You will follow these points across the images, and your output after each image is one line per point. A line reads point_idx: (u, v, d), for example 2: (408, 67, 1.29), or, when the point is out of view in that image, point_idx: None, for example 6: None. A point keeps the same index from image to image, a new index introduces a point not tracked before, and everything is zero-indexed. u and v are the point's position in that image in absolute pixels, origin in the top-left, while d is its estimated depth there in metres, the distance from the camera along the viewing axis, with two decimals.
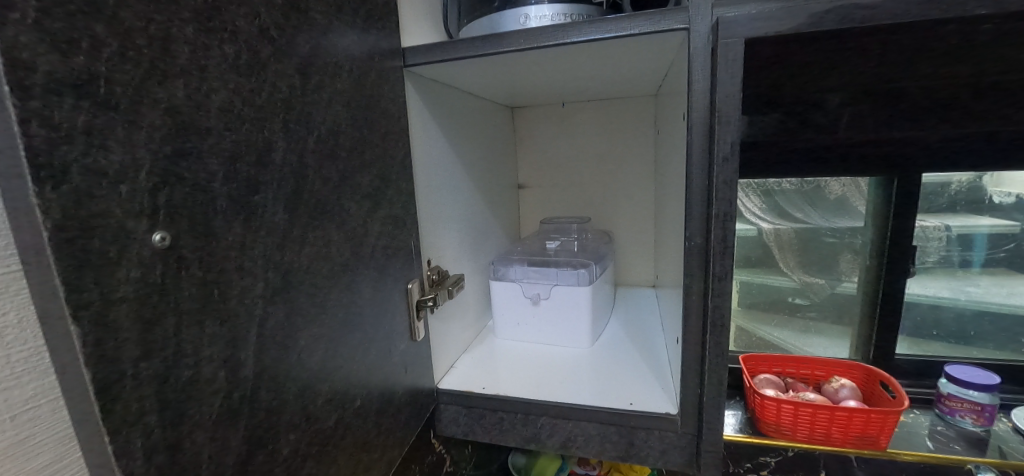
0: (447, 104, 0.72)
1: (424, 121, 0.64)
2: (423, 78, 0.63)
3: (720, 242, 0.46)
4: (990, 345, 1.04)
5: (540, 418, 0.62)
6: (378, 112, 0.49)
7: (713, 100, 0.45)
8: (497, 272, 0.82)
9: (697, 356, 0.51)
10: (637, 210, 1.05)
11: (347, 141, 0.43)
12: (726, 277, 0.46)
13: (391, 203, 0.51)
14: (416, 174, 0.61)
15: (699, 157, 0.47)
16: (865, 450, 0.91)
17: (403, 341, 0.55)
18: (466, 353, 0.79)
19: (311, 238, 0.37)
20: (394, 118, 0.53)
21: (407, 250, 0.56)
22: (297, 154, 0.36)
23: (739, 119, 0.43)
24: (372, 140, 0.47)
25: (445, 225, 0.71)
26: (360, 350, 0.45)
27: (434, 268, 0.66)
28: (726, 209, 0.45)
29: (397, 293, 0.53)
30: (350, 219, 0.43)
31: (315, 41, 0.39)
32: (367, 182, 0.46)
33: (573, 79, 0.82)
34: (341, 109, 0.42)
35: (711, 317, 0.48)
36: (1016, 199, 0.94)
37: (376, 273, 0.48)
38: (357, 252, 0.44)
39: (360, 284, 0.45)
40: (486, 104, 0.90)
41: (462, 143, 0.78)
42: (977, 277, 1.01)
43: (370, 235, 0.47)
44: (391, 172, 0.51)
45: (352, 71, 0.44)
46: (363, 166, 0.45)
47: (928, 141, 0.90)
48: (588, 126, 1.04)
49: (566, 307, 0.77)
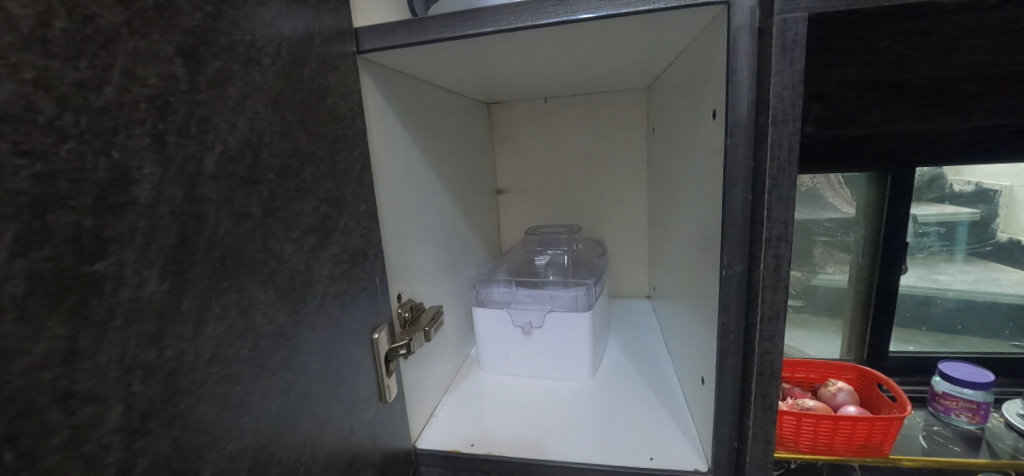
0: (414, 101, 0.59)
1: (387, 123, 0.51)
2: (384, 68, 0.50)
3: (771, 274, 0.36)
4: (976, 338, 1.01)
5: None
6: (322, 112, 0.36)
7: (764, 93, 0.35)
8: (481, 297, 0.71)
9: (734, 405, 0.42)
10: (629, 216, 0.96)
11: (273, 158, 0.30)
12: (779, 316, 0.37)
13: (347, 233, 0.39)
14: (379, 190, 0.48)
15: (742, 167, 0.37)
16: (868, 458, 0.86)
17: (370, 408, 0.42)
18: (447, 394, 0.67)
19: (216, 310, 0.25)
20: (346, 120, 0.40)
21: (372, 289, 0.43)
22: (182, 186, 0.23)
23: (800, 118, 0.33)
24: (314, 152, 0.34)
25: (418, 247, 0.59)
26: (309, 443, 0.32)
27: (406, 302, 0.53)
28: (780, 232, 0.35)
29: (360, 349, 0.41)
30: (284, 267, 0.30)
31: (214, 7, 0.26)
32: (307, 211, 0.33)
33: (559, 69, 0.71)
34: (262, 111, 0.29)
35: (757, 365, 0.38)
36: (976, 188, 0.92)
37: (328, 332, 0.35)
38: (297, 312, 0.31)
39: (306, 353, 0.32)
40: (458, 100, 0.78)
41: (434, 146, 0.66)
42: (952, 266, 0.98)
43: (315, 284, 0.34)
44: (343, 193, 0.38)
45: (281, 57, 0.31)
46: (302, 189, 0.33)
47: (929, 135, 0.86)
48: (573, 123, 0.93)
49: (562, 337, 0.67)
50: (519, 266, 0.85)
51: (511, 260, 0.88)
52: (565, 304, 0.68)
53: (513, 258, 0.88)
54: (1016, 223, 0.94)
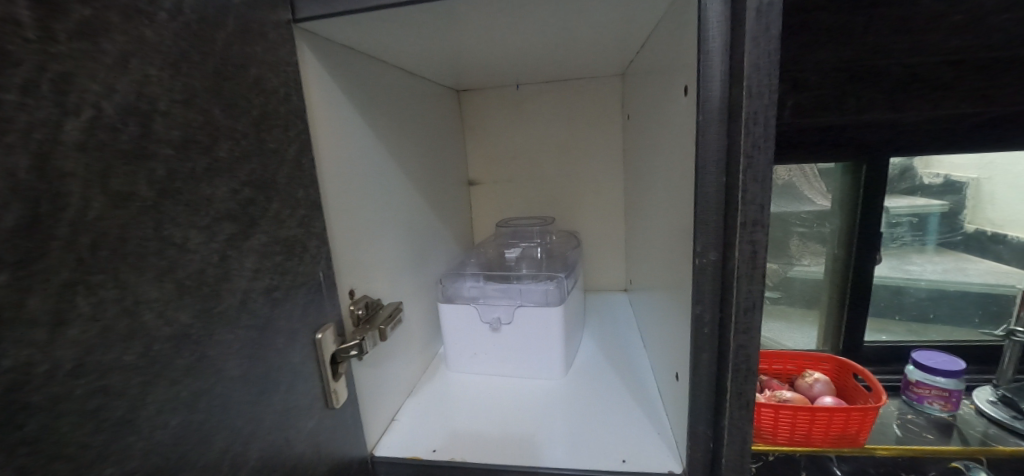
0: (369, 82, 0.55)
1: (335, 104, 0.47)
2: (330, 43, 0.46)
3: (746, 262, 0.34)
4: (948, 326, 1.02)
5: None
6: (244, 83, 0.31)
7: (738, 62, 0.32)
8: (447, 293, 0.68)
9: (708, 401, 0.40)
10: (605, 208, 0.94)
11: (172, 131, 0.25)
12: (755, 308, 0.34)
13: (279, 222, 0.34)
14: (326, 177, 0.44)
15: (716, 145, 0.34)
16: (845, 449, 0.85)
17: (313, 416, 0.38)
18: (411, 396, 0.63)
19: (84, 308, 0.21)
20: (280, 96, 0.36)
21: (314, 285, 0.39)
22: (29, 157, 0.19)
23: (776, 87, 0.30)
24: (232, 127, 0.30)
25: (375, 239, 0.54)
26: (228, 460, 0.28)
27: (360, 299, 0.49)
28: (756, 216, 0.33)
29: (298, 352, 0.36)
30: (188, 259, 0.26)
31: None
32: (222, 195, 0.29)
33: (529, 51, 0.68)
34: (159, 76, 0.25)
35: (732, 360, 0.36)
36: (944, 179, 0.92)
37: (255, 333, 0.31)
38: (208, 310, 0.27)
39: (224, 357, 0.28)
40: (423, 84, 0.74)
41: (394, 133, 0.61)
42: (924, 256, 0.98)
43: (234, 278, 0.29)
44: (274, 177, 0.34)
45: (185, 14, 0.27)
46: (214, 170, 0.28)
47: (904, 122, 0.85)
48: (547, 111, 0.90)
49: (532, 333, 0.64)
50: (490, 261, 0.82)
51: (482, 254, 0.85)
52: (535, 298, 0.65)
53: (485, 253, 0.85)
54: (981, 214, 0.95)
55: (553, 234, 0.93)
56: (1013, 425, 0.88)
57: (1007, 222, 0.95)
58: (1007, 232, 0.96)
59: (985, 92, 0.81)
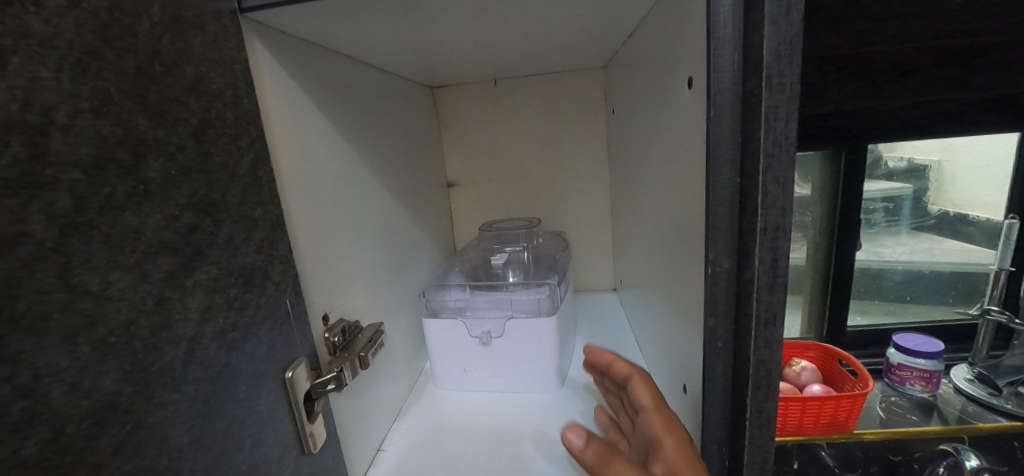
0: (333, 80, 0.49)
1: (295, 107, 0.41)
2: (284, 37, 0.40)
3: (767, 272, 0.31)
4: (925, 307, 1.04)
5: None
6: (178, 85, 0.26)
7: (755, 49, 0.28)
8: (432, 307, 0.63)
9: (723, 417, 0.37)
10: (592, 206, 0.91)
11: (78, 149, 0.20)
12: (776, 320, 0.31)
13: (231, 249, 0.29)
14: (287, 191, 0.39)
15: (729, 143, 0.31)
16: (834, 435, 0.86)
17: (286, 468, 0.33)
18: (397, 421, 0.59)
19: None
20: (225, 99, 0.30)
21: (278, 317, 0.34)
22: None
23: (799, 78, 0.27)
24: (164, 139, 0.24)
25: (351, 255, 0.49)
26: None
27: (335, 325, 0.44)
28: (777, 221, 0.29)
29: (264, 398, 0.31)
30: (111, 310, 0.21)
31: None
32: (155, 223, 0.23)
33: (508, 43, 0.63)
34: (57, 79, 0.19)
35: (752, 377, 0.33)
36: (907, 163, 0.92)
37: (209, 386, 0.26)
38: (143, 369, 0.22)
39: (167, 424, 0.23)
40: (394, 81, 0.68)
41: (364, 135, 0.56)
42: (901, 239, 1.00)
43: (176, 325, 0.24)
44: (223, 197, 0.29)
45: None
46: (140, 193, 0.23)
47: (883, 110, 0.85)
48: (527, 106, 0.86)
49: (524, 345, 0.61)
50: (476, 270, 0.77)
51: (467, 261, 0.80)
52: (527, 308, 0.61)
53: (469, 259, 0.81)
54: (944, 195, 0.97)
55: (538, 234, 0.89)
56: (991, 402, 0.90)
57: (971, 204, 0.97)
58: (967, 212, 0.98)
59: (960, 77, 0.82)
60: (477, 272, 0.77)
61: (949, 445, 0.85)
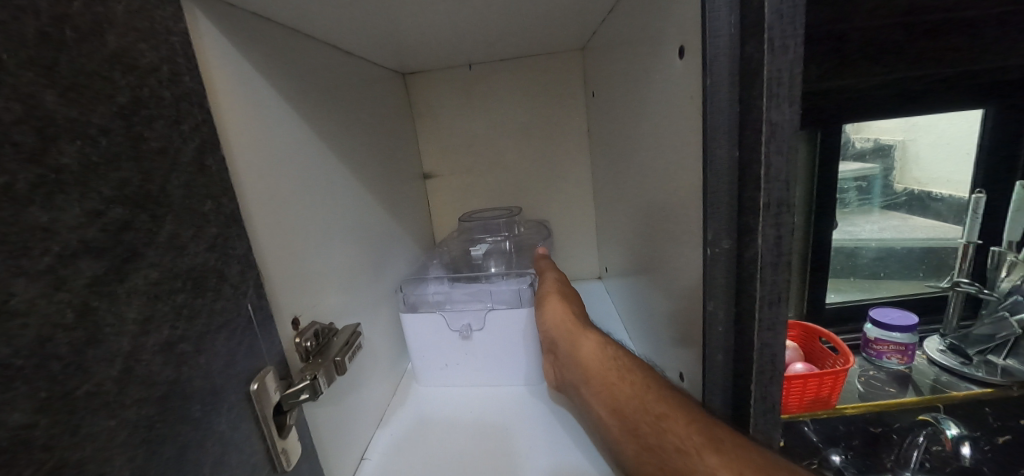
0: (293, 61, 0.45)
1: (249, 88, 0.37)
2: (230, 10, 0.36)
3: (770, 250, 0.29)
4: (896, 282, 1.08)
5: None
6: (98, 56, 0.22)
7: (753, 9, 0.26)
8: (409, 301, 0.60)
9: (726, 406, 0.35)
10: (574, 193, 0.89)
11: None
12: (780, 300, 0.30)
13: (177, 250, 0.25)
14: (244, 182, 0.35)
15: (726, 115, 0.29)
16: (819, 411, 0.88)
17: None
18: (382, 426, 0.56)
19: None
20: (162, 75, 0.26)
21: (238, 324, 0.30)
22: None
23: (801, 39, 0.25)
24: (82, 120, 0.20)
25: (321, 250, 0.46)
26: None
27: (307, 328, 0.41)
28: (781, 195, 0.28)
29: (225, 416, 0.28)
30: (16, 326, 0.17)
31: None
32: (73, 219, 0.19)
33: (482, 23, 0.60)
34: None
35: (756, 361, 0.31)
36: (874, 143, 0.93)
37: (157, 408, 0.23)
38: (65, 395, 0.18)
39: (101, 458, 0.19)
40: (362, 66, 0.64)
41: (331, 122, 0.52)
42: (873, 218, 1.02)
43: (108, 340, 0.20)
44: (162, 189, 0.25)
45: None
46: (50, 184, 0.19)
47: (857, 89, 0.86)
48: (503, 92, 0.83)
49: (505, 337, 0.59)
50: (455, 264, 0.74)
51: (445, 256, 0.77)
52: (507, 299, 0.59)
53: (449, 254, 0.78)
54: (908, 174, 1.00)
55: (520, 224, 0.87)
56: (963, 371, 0.94)
57: (936, 181, 1.00)
58: (931, 189, 1.01)
59: (930, 54, 0.83)
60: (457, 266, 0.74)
61: (931, 414, 0.84)
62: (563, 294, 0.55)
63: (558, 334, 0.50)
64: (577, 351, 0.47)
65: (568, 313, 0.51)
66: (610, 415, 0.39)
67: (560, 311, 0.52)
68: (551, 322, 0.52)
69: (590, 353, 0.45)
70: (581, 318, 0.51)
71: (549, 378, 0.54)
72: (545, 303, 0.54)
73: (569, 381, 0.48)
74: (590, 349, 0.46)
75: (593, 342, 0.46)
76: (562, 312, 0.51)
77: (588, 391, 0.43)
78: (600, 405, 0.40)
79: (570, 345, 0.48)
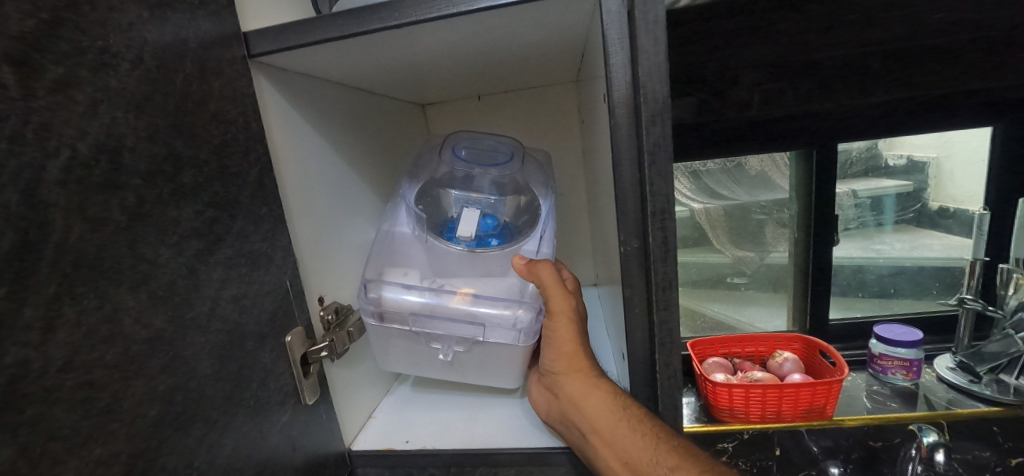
0: (328, 104, 0.59)
1: (294, 128, 0.51)
2: (286, 72, 0.51)
3: (660, 246, 0.39)
4: (908, 299, 1.12)
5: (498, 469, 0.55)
6: (205, 118, 0.36)
7: (635, 74, 0.37)
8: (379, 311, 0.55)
9: (646, 376, 0.44)
10: (572, 209, 0.99)
11: (140, 164, 0.29)
12: (671, 286, 0.39)
13: (242, 237, 0.39)
14: (289, 196, 0.49)
15: (627, 146, 0.39)
16: (813, 421, 0.97)
17: (283, 412, 0.42)
18: (387, 395, 0.69)
19: (71, 316, 0.24)
20: (237, 123, 0.40)
21: (281, 293, 0.43)
22: (18, 193, 0.22)
23: (667, 94, 0.36)
24: (195, 156, 0.34)
25: (343, 249, 0.59)
26: (204, 448, 0.32)
27: (330, 305, 0.53)
28: (663, 205, 0.37)
29: (269, 354, 0.41)
30: (162, 273, 0.30)
31: (57, 15, 0.25)
32: (189, 215, 0.33)
33: (483, 64, 0.72)
34: (123, 117, 0.29)
35: (657, 335, 0.41)
36: (908, 161, 1.02)
37: (224, 335, 0.35)
38: (181, 316, 0.31)
39: (197, 357, 0.32)
40: (388, 102, 0.79)
41: (355, 149, 0.66)
42: (888, 236, 1.08)
43: (203, 289, 0.34)
44: (235, 197, 0.38)
45: (144, 62, 0.31)
46: (179, 194, 0.32)
47: (831, 111, 0.95)
48: (508, 119, 0.95)
49: (488, 359, 0.59)
50: (437, 224, 0.66)
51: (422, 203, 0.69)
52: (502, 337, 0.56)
53: (432, 207, 0.69)
54: (943, 192, 1.05)
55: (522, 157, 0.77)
56: (970, 388, 0.97)
57: (969, 198, 1.04)
58: (969, 207, 1.04)
59: (910, 78, 0.88)
60: (441, 227, 0.66)
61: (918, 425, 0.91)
62: (577, 333, 0.54)
63: (568, 380, 0.53)
64: (584, 403, 0.50)
65: (578, 361, 0.53)
66: (622, 466, 0.46)
67: (569, 355, 0.53)
68: (560, 365, 0.54)
69: (599, 408, 0.49)
70: (591, 367, 0.53)
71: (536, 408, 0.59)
72: (559, 345, 0.54)
73: (569, 425, 0.52)
74: (598, 401, 0.50)
75: (603, 397, 0.50)
76: (571, 355, 0.53)
77: (598, 440, 0.48)
78: (613, 457, 0.47)
79: (580, 394, 0.51)
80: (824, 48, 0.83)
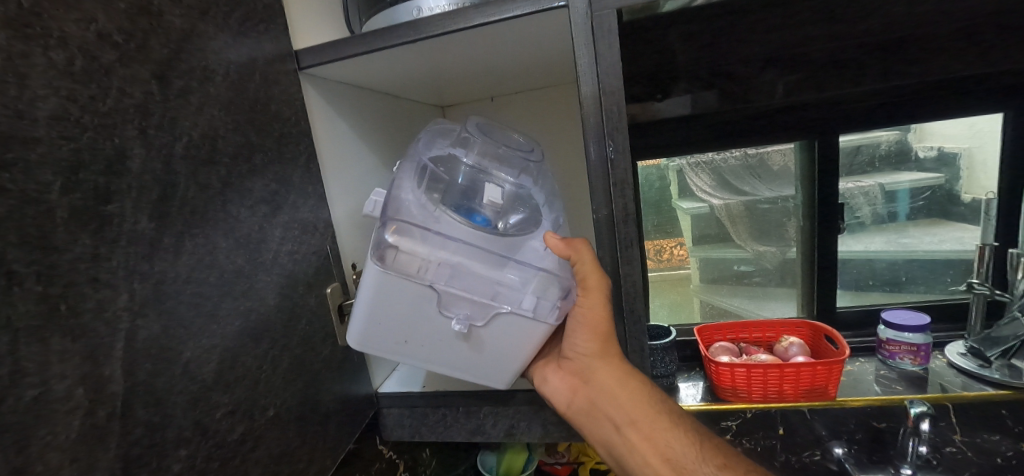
0: (360, 107, 0.71)
1: (333, 127, 0.64)
2: (326, 82, 0.63)
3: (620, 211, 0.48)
4: (921, 288, 1.12)
5: (499, 409, 0.65)
6: (268, 116, 0.48)
7: (598, 72, 0.46)
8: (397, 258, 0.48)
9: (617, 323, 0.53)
10: (578, 199, 1.08)
11: (228, 148, 0.41)
12: (631, 244, 0.48)
13: (295, 207, 0.50)
14: (330, 182, 0.61)
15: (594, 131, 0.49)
16: (816, 402, 0.97)
17: (325, 346, 0.54)
18: None
19: (188, 247, 0.36)
20: (291, 121, 0.52)
21: (322, 254, 0.55)
22: (160, 163, 0.34)
23: (621, 88, 0.45)
24: (262, 144, 0.46)
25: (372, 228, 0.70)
26: (268, 358, 0.44)
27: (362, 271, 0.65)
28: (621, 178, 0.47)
29: (313, 300, 0.52)
30: (241, 226, 0.42)
31: (178, 44, 0.37)
32: (259, 187, 0.45)
33: (492, 71, 0.83)
34: (217, 114, 0.41)
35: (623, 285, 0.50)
36: (937, 152, 1.04)
37: (282, 279, 0.47)
38: (254, 259, 0.43)
39: (263, 289, 0.44)
40: (410, 104, 0.90)
41: (382, 145, 0.77)
42: (919, 231, 1.10)
43: (268, 242, 0.45)
44: (291, 177, 0.50)
45: (230, 75, 0.43)
46: (252, 171, 0.44)
47: (828, 102, 1.00)
48: (518, 118, 1.05)
49: (502, 337, 0.53)
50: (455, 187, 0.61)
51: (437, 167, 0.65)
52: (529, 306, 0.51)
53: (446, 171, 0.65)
54: (976, 183, 1.05)
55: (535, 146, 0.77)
56: (980, 373, 0.96)
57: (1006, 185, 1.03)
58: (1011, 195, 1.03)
59: (897, 68, 0.92)
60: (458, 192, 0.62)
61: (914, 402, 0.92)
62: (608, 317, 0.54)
63: (597, 371, 0.56)
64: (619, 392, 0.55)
65: (607, 353, 0.56)
66: (661, 461, 0.53)
67: (600, 347, 0.56)
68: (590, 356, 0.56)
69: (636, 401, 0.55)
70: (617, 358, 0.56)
71: (554, 397, 0.60)
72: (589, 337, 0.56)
73: (601, 415, 0.57)
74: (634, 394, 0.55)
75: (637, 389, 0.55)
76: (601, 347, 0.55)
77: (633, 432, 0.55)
78: (653, 453, 0.54)
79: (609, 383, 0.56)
80: (812, 42, 0.89)
